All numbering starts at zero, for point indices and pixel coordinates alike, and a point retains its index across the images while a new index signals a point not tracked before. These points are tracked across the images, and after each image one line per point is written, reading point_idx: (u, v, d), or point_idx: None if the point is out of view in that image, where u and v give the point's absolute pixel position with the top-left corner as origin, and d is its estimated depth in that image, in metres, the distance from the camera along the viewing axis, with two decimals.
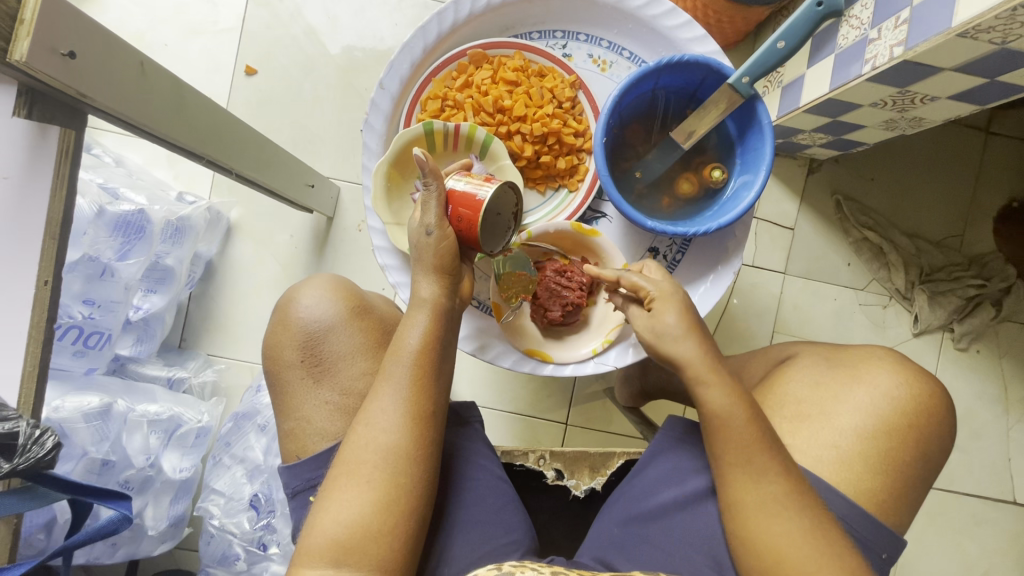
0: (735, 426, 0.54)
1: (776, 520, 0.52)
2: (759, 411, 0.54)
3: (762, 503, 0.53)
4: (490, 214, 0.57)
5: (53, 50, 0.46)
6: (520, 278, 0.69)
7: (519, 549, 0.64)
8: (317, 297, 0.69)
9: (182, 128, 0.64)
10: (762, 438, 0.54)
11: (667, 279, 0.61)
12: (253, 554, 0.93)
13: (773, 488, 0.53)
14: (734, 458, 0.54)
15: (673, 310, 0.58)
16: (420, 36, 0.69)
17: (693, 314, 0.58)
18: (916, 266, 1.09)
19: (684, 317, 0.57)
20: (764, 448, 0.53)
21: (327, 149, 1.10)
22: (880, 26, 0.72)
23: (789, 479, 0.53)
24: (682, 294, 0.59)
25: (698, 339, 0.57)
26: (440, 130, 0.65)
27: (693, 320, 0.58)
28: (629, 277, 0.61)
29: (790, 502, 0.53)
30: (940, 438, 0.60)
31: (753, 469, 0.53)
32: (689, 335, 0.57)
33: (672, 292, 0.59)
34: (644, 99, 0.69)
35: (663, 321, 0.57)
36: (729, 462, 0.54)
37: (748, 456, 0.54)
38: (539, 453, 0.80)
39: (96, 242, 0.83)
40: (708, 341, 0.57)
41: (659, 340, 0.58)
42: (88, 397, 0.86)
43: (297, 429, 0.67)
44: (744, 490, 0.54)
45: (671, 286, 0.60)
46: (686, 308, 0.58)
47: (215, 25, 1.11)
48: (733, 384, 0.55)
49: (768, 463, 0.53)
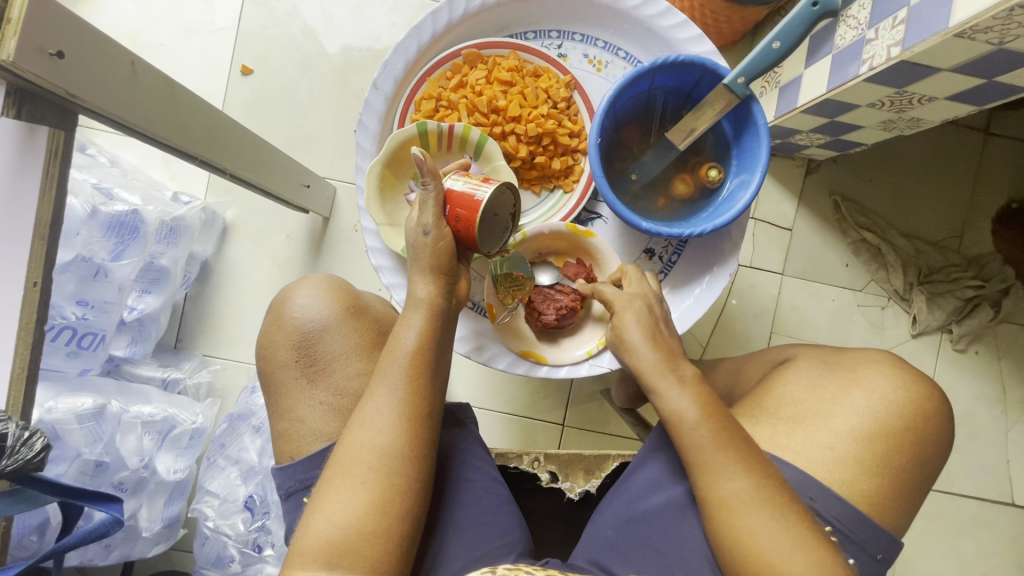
0: (687, 426, 0.55)
1: (739, 515, 0.52)
2: (714, 409, 0.55)
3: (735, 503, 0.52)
4: (491, 215, 0.57)
5: (41, 50, 0.46)
6: (518, 279, 0.69)
7: (514, 551, 0.64)
8: (312, 297, 0.68)
9: (174, 127, 0.63)
10: (718, 437, 0.53)
11: (637, 287, 0.63)
12: (248, 556, 0.93)
13: (735, 484, 0.52)
14: (695, 459, 0.54)
15: (632, 319, 0.59)
16: (414, 36, 0.68)
17: (655, 320, 0.60)
18: (914, 266, 1.08)
19: (642, 324, 0.59)
20: (721, 446, 0.53)
21: (325, 149, 1.10)
22: (877, 26, 0.71)
23: (753, 473, 0.52)
24: (641, 301, 0.61)
25: (653, 345, 0.58)
26: (434, 130, 0.65)
27: (651, 327, 0.59)
28: (599, 290, 0.64)
29: (762, 499, 0.52)
30: (937, 442, 0.60)
31: (714, 468, 0.53)
32: (647, 342, 0.58)
33: (631, 302, 0.61)
34: (639, 99, 0.68)
35: (623, 333, 0.59)
36: (692, 462, 0.54)
37: (704, 455, 0.53)
38: (534, 456, 0.80)
39: (89, 242, 0.83)
40: (665, 344, 0.59)
41: (620, 347, 0.60)
42: (82, 398, 0.86)
43: (290, 430, 0.66)
44: (707, 487, 0.53)
45: (633, 294, 0.61)
46: (645, 314, 0.60)
47: (212, 25, 1.10)
48: (686, 384, 0.56)
49: (726, 460, 0.53)
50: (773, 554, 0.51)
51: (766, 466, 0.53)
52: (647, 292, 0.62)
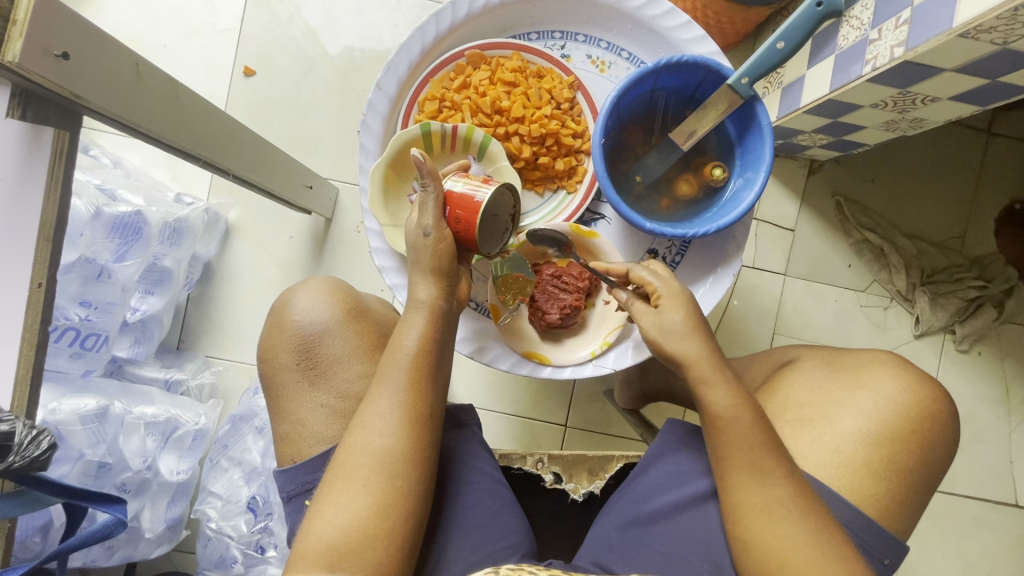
0: (742, 427, 0.54)
1: (778, 523, 0.52)
2: (763, 411, 0.54)
3: (755, 507, 0.53)
4: (489, 214, 0.56)
5: (47, 51, 0.46)
6: (518, 279, 0.69)
7: (517, 552, 0.63)
8: (313, 299, 0.68)
9: (178, 129, 0.63)
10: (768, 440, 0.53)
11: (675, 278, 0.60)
12: (251, 557, 0.93)
13: (779, 489, 0.53)
14: (742, 462, 0.54)
15: (677, 310, 0.57)
16: (418, 37, 0.68)
17: (700, 311, 0.58)
18: (918, 267, 1.08)
19: (689, 315, 0.57)
20: (770, 451, 0.53)
21: (327, 150, 1.10)
22: (880, 26, 0.71)
23: (795, 480, 0.53)
24: (690, 294, 0.59)
25: (702, 338, 0.56)
26: (437, 130, 0.65)
27: (698, 318, 0.58)
28: (637, 271, 0.61)
29: (795, 505, 0.52)
30: (943, 444, 0.60)
31: (762, 472, 0.53)
32: (696, 335, 0.56)
33: (678, 293, 0.58)
34: (643, 99, 0.68)
35: (666, 321, 0.57)
36: (736, 464, 0.54)
37: (754, 457, 0.53)
38: (537, 457, 0.81)
39: (93, 243, 0.83)
40: (714, 340, 0.57)
41: (662, 336, 0.57)
42: (85, 399, 0.86)
43: (292, 432, 0.66)
44: (747, 492, 0.53)
45: (678, 284, 0.59)
46: (693, 307, 0.58)
47: (214, 26, 1.10)
48: (734, 384, 0.55)
49: (772, 464, 0.53)
50: None
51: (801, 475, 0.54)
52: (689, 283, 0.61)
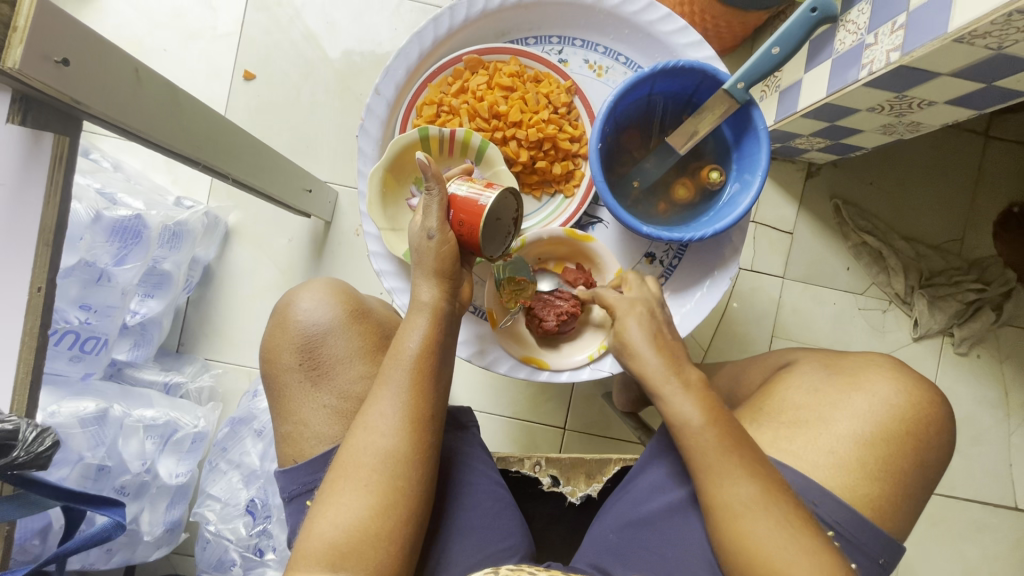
0: (691, 432, 0.55)
1: (745, 521, 0.52)
2: (718, 413, 0.55)
3: (732, 505, 0.53)
4: (492, 218, 0.56)
5: (47, 57, 0.46)
6: (519, 283, 0.71)
7: (516, 554, 0.64)
8: (315, 300, 0.69)
9: (178, 133, 0.63)
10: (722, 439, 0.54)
11: (640, 292, 0.63)
12: (249, 560, 0.93)
13: (739, 489, 0.52)
14: (702, 463, 0.54)
15: (634, 324, 0.60)
16: (416, 42, 0.69)
17: (657, 322, 0.60)
18: (916, 269, 1.08)
19: (643, 329, 0.60)
20: (725, 449, 0.53)
21: (326, 153, 1.10)
22: (876, 31, 0.72)
23: (759, 479, 0.52)
24: (642, 306, 0.61)
25: (655, 348, 0.58)
26: (435, 135, 0.65)
27: (654, 330, 0.60)
28: (601, 293, 0.64)
29: (758, 504, 0.52)
30: (939, 446, 0.60)
31: (720, 473, 0.53)
32: (650, 347, 0.58)
33: (632, 308, 0.61)
34: (641, 104, 0.69)
35: (626, 338, 0.60)
36: (697, 464, 0.54)
37: (708, 460, 0.54)
38: (534, 459, 0.78)
39: (93, 246, 0.83)
40: (670, 348, 0.59)
41: (623, 353, 0.60)
42: (84, 401, 0.86)
43: (293, 432, 0.67)
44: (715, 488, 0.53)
45: (631, 300, 0.62)
46: (646, 320, 0.60)
47: (214, 30, 1.11)
48: (689, 389, 0.56)
49: (732, 464, 0.53)
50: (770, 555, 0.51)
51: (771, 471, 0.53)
52: (649, 295, 0.63)
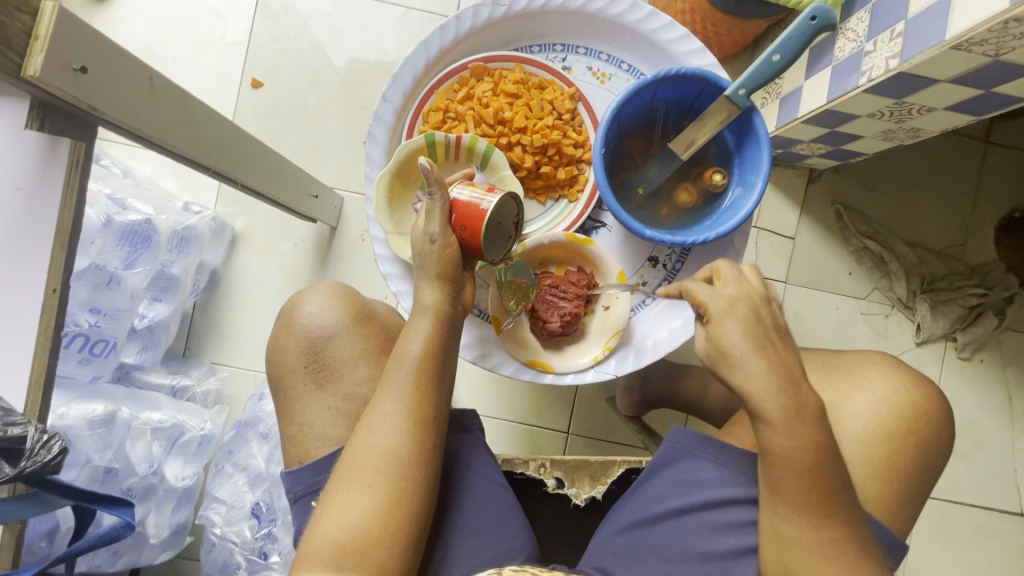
0: (782, 454, 0.51)
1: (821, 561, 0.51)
2: (821, 452, 0.50)
3: (810, 540, 0.51)
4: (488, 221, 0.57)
5: (65, 65, 0.48)
6: (521, 286, 0.71)
7: (519, 556, 0.65)
8: (321, 305, 0.70)
9: (189, 138, 0.65)
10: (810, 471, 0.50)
11: (735, 292, 0.54)
12: (254, 563, 0.93)
13: (830, 532, 0.51)
14: (791, 498, 0.52)
15: (734, 328, 0.52)
16: (423, 50, 0.70)
17: (764, 328, 0.52)
18: (917, 275, 1.09)
19: (748, 335, 0.52)
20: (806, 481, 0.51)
21: (332, 160, 1.12)
22: (876, 38, 0.74)
23: (832, 510, 0.51)
24: (746, 307, 0.53)
25: (762, 360, 0.51)
26: (441, 141, 0.67)
27: (758, 337, 0.52)
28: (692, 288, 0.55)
29: (830, 539, 0.51)
30: (939, 444, 0.61)
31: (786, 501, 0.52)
32: (758, 358, 0.51)
33: (732, 309, 0.53)
34: (643, 110, 0.70)
35: (724, 342, 0.52)
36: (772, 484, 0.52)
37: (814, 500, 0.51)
38: (539, 461, 0.78)
39: (103, 251, 0.85)
40: (782, 363, 0.51)
41: (720, 361, 0.52)
42: (93, 404, 0.87)
43: (299, 434, 0.68)
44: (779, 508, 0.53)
45: (732, 299, 0.53)
46: (751, 325, 0.52)
47: (223, 39, 1.13)
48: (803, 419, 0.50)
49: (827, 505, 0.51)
50: None
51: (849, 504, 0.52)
52: (752, 297, 0.54)
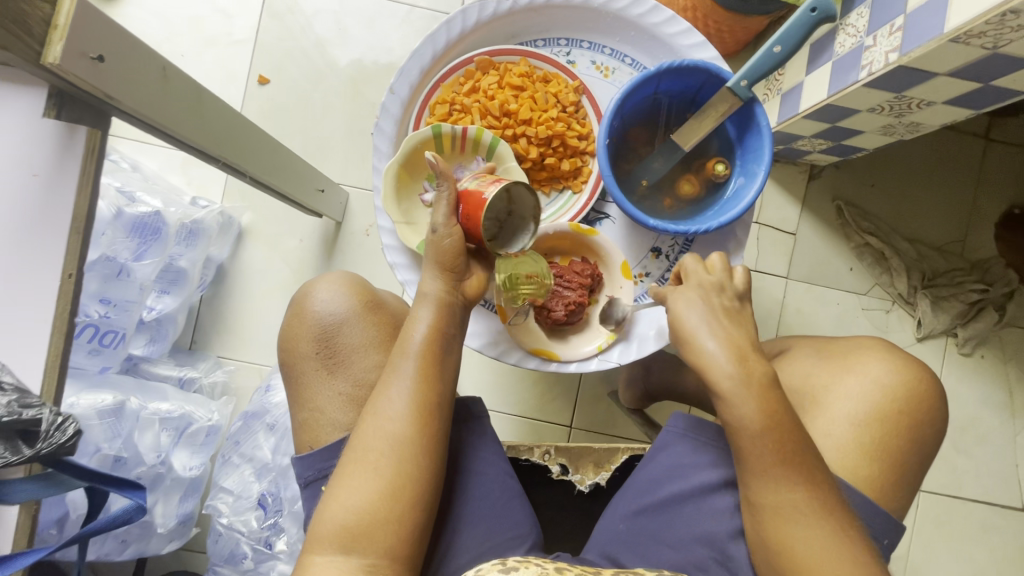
0: (751, 431, 0.54)
1: (810, 542, 0.53)
2: (789, 425, 0.54)
3: (801, 521, 0.53)
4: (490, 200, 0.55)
5: (83, 53, 0.49)
6: (532, 280, 0.66)
7: (524, 544, 0.66)
8: (332, 292, 0.71)
9: (200, 129, 0.66)
10: (783, 446, 0.53)
11: (699, 278, 0.61)
12: (260, 553, 0.94)
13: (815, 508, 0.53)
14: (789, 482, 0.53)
15: (692, 310, 0.58)
16: (429, 43, 0.71)
17: (714, 304, 0.58)
18: (918, 270, 1.10)
19: (698, 313, 0.58)
20: (781, 456, 0.53)
21: (338, 156, 1.13)
22: (875, 33, 0.75)
23: (813, 485, 0.53)
24: (697, 288, 0.59)
25: (720, 335, 0.57)
26: (447, 132, 0.68)
27: (710, 314, 0.58)
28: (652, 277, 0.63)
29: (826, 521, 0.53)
30: (933, 427, 0.62)
31: (775, 483, 0.54)
32: (707, 333, 0.57)
33: (692, 293, 0.59)
34: (646, 102, 0.71)
35: (680, 321, 0.59)
36: (748, 464, 0.55)
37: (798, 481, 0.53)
38: (544, 448, 0.77)
39: (114, 242, 0.86)
40: (737, 339, 0.57)
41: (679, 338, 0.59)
42: (103, 394, 0.89)
43: (310, 420, 0.69)
44: (761, 488, 0.55)
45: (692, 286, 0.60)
46: (708, 305, 0.58)
47: (229, 37, 1.14)
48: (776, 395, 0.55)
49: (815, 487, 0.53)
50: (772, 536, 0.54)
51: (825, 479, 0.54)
52: (707, 277, 0.60)
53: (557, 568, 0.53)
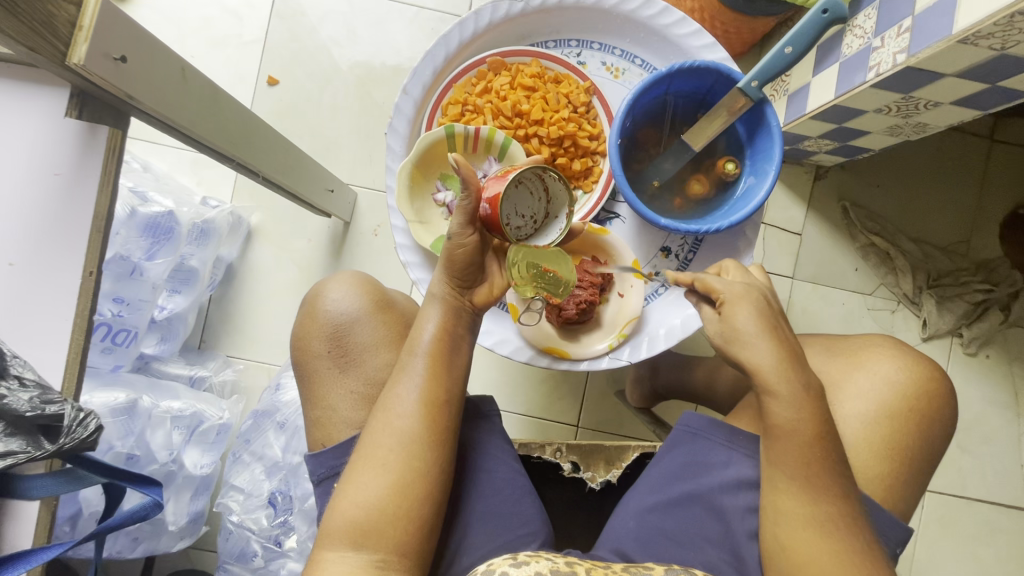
0: (781, 427, 0.55)
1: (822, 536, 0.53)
2: (826, 431, 0.54)
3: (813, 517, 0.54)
4: (527, 183, 0.56)
5: (106, 55, 0.50)
6: (548, 274, 0.62)
7: (536, 540, 0.67)
8: (343, 291, 0.71)
9: (216, 129, 0.66)
10: (796, 447, 0.55)
11: (747, 281, 0.58)
12: (270, 551, 0.95)
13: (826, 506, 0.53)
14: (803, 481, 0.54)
15: (746, 311, 0.55)
16: (442, 45, 0.71)
17: (771, 312, 0.56)
18: (923, 271, 1.10)
19: (756, 318, 0.55)
20: (787, 446, 0.55)
21: (346, 157, 1.14)
22: (883, 35, 0.76)
23: (817, 480, 0.55)
24: (755, 294, 0.57)
25: (771, 340, 0.55)
26: (460, 133, 0.68)
27: (767, 321, 0.56)
28: (703, 278, 0.59)
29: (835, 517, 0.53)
30: (942, 425, 0.63)
31: None
32: (762, 336, 0.55)
33: (745, 294, 0.56)
34: (657, 102, 0.71)
35: (734, 324, 0.55)
36: (775, 462, 0.56)
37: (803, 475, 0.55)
38: (556, 445, 0.77)
39: (127, 241, 0.87)
40: (789, 345, 0.55)
41: (728, 343, 0.56)
42: (116, 392, 0.89)
43: (323, 417, 0.70)
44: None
45: (746, 286, 0.57)
46: (761, 308, 0.56)
47: (239, 38, 1.15)
48: (803, 394, 0.54)
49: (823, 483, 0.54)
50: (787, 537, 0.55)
51: (834, 478, 0.55)
52: (756, 287, 0.58)
53: (567, 562, 0.54)
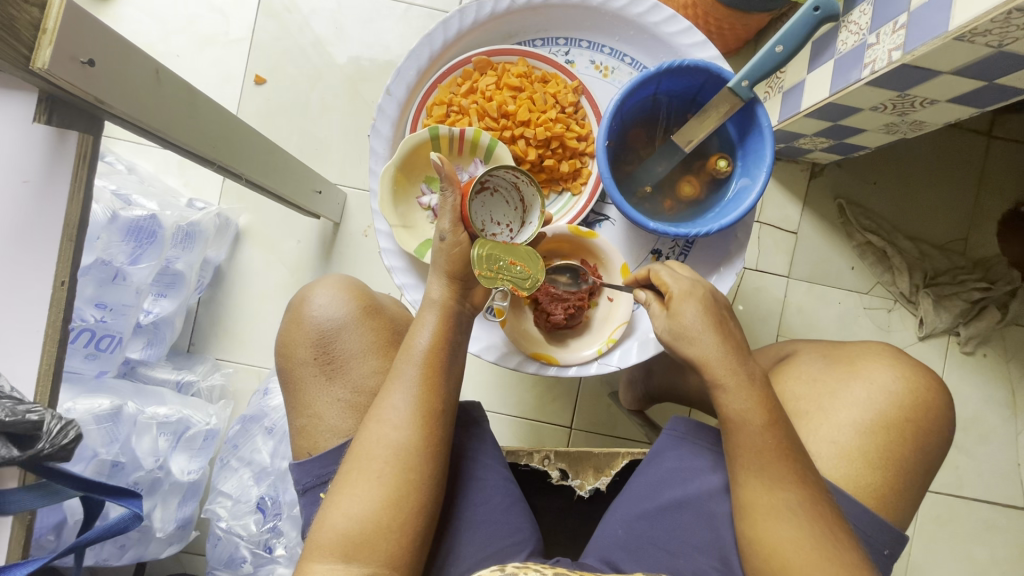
0: (750, 432, 0.54)
1: (813, 550, 0.52)
2: (777, 417, 0.54)
3: (801, 535, 0.52)
4: (501, 190, 0.60)
5: (73, 58, 0.48)
6: (513, 266, 0.57)
7: (525, 549, 0.65)
8: (329, 296, 0.70)
9: (193, 132, 0.65)
10: (782, 452, 0.54)
11: (693, 277, 0.60)
12: (259, 557, 0.94)
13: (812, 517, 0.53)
14: (789, 490, 0.53)
15: (692, 308, 0.56)
16: (426, 44, 0.70)
17: (717, 307, 0.57)
18: (920, 269, 1.09)
19: (703, 314, 0.56)
20: (777, 457, 0.54)
21: (336, 157, 1.12)
22: (878, 31, 0.74)
23: (809, 492, 0.53)
24: (701, 290, 0.58)
25: (717, 335, 0.56)
26: (445, 134, 0.67)
27: (715, 316, 0.57)
28: (657, 272, 0.60)
29: (818, 531, 0.52)
30: (938, 433, 0.61)
31: (774, 489, 0.54)
32: (709, 333, 0.56)
33: (692, 290, 0.58)
34: (646, 103, 0.70)
35: (682, 320, 0.56)
36: (738, 462, 0.55)
37: (794, 484, 0.53)
38: (544, 453, 0.77)
39: (109, 246, 0.86)
40: (732, 338, 0.56)
41: (678, 338, 0.57)
42: (99, 398, 0.88)
43: (308, 426, 0.68)
44: (759, 500, 0.54)
45: (692, 282, 0.58)
46: (707, 304, 0.57)
47: (225, 36, 1.13)
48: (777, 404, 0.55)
49: (811, 493, 0.53)
50: (776, 548, 0.53)
51: (822, 489, 0.54)
52: (704, 283, 0.60)
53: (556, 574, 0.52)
